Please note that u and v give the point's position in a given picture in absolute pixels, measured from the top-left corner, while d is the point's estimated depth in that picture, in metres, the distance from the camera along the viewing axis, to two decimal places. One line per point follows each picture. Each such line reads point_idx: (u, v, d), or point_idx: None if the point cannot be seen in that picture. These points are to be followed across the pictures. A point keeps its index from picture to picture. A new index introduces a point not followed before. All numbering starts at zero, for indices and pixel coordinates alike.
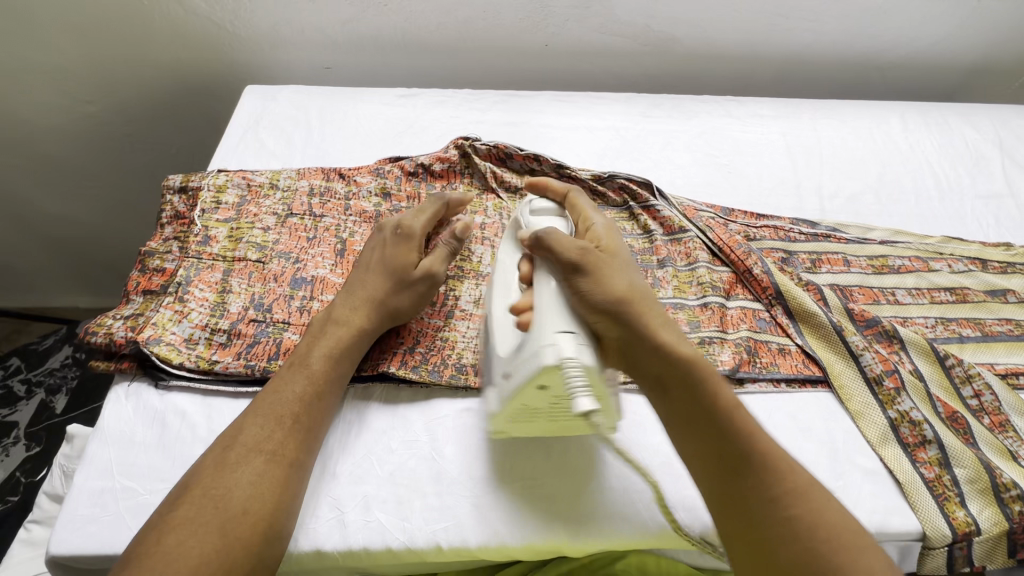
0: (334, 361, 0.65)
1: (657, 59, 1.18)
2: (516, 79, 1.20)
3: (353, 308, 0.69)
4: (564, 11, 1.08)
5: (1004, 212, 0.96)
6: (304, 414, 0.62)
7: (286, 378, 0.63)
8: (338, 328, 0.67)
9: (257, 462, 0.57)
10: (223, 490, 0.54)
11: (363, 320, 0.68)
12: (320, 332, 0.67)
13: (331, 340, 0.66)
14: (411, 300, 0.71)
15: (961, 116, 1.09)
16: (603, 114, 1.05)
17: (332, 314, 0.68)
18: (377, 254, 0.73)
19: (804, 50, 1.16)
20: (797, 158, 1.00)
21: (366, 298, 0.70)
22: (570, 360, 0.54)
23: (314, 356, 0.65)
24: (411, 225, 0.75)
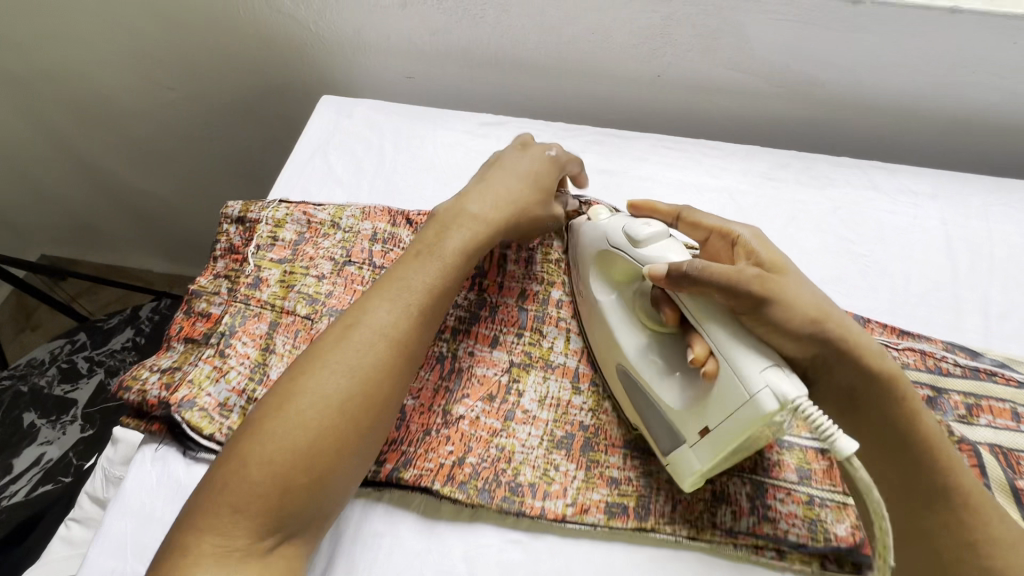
0: (466, 250, 0.67)
1: (788, 103, 0.98)
2: (615, 109, 1.05)
3: (489, 205, 0.71)
4: (687, 40, 0.91)
5: None
6: (418, 308, 0.62)
7: (403, 277, 0.63)
8: (470, 220, 0.69)
9: (361, 356, 0.57)
10: (324, 389, 0.55)
11: (499, 217, 0.71)
12: (448, 227, 0.68)
13: (466, 235, 0.68)
14: (540, 218, 0.74)
15: None
16: (716, 170, 0.89)
17: (467, 206, 0.70)
18: (520, 165, 0.76)
19: (984, 110, 0.93)
20: (958, 257, 0.80)
21: (507, 197, 0.72)
22: (795, 397, 0.49)
23: (443, 249, 0.66)
24: (561, 154, 0.79)
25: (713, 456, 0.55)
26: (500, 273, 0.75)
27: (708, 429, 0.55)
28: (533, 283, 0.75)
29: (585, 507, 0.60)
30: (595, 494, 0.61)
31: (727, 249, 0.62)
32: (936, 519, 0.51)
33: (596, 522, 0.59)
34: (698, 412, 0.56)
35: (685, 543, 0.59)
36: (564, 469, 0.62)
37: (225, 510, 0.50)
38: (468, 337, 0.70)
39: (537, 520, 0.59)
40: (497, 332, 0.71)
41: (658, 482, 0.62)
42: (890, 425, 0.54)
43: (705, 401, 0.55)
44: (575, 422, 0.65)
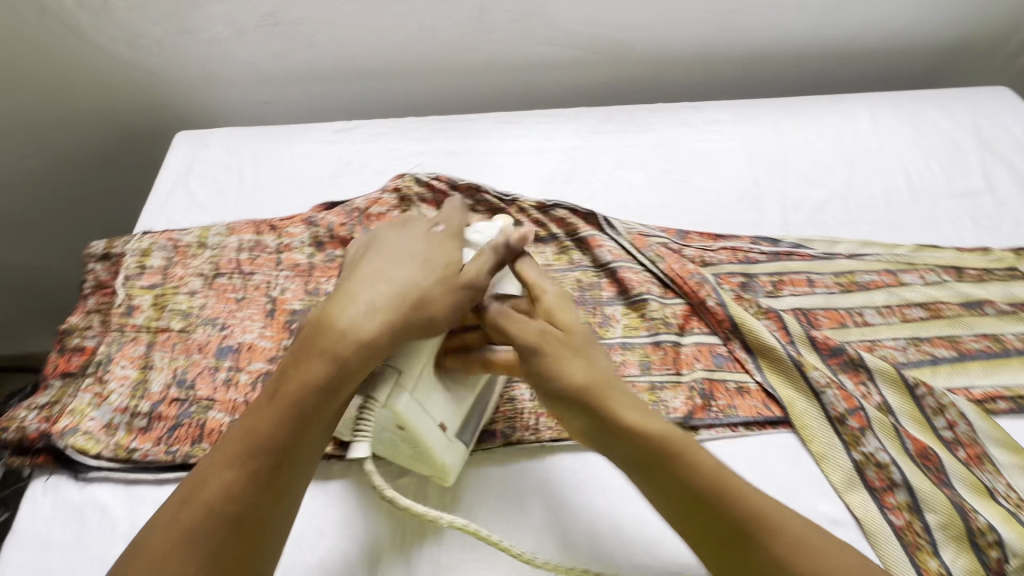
0: (344, 385, 0.52)
1: (609, 67, 1.11)
2: (464, 101, 1.14)
3: (369, 307, 0.54)
4: (505, 26, 1.01)
5: (980, 210, 0.89)
6: (286, 457, 0.50)
7: (262, 425, 0.50)
8: (349, 336, 0.52)
9: (217, 527, 0.46)
10: (181, 573, 0.44)
11: (388, 318, 0.54)
12: (306, 354, 0.52)
13: (332, 363, 0.51)
14: (453, 307, 0.57)
15: (934, 107, 1.03)
16: (550, 133, 1.00)
17: (349, 312, 0.53)
18: (406, 248, 0.60)
19: (766, 46, 1.09)
20: (757, 166, 0.95)
21: (394, 297, 0.55)
22: (376, 396, 0.55)
23: (304, 390, 0.51)
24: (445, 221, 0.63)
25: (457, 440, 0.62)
26: None
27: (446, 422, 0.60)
28: None
29: None
30: None
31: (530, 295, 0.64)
32: (756, 549, 0.47)
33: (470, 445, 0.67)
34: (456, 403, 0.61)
35: (551, 446, 0.67)
36: None
37: None
38: None
39: None
40: None
41: (522, 403, 0.70)
42: (681, 479, 0.51)
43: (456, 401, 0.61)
44: None
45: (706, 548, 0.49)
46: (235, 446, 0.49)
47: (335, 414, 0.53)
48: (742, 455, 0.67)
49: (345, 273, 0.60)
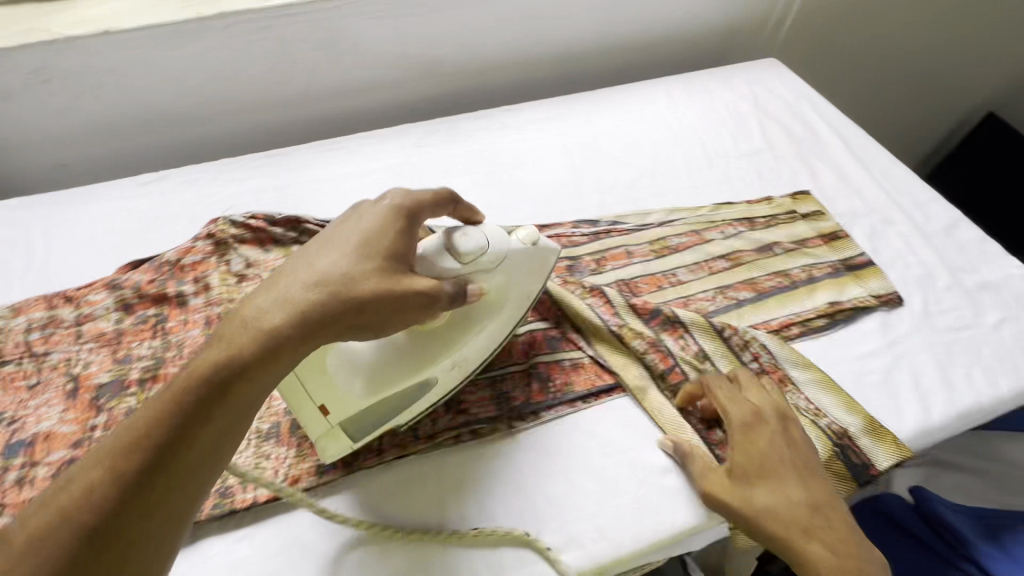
0: (239, 382, 0.46)
1: (429, 83, 1.13)
2: (289, 134, 1.12)
3: (278, 297, 0.50)
4: (310, 55, 1.00)
5: (763, 165, 1.01)
6: (167, 463, 0.42)
7: (142, 422, 0.43)
8: (257, 325, 0.48)
9: (72, 539, 0.39)
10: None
11: (301, 312, 0.49)
12: (208, 347, 0.47)
13: (235, 355, 0.46)
14: (385, 302, 0.53)
15: (719, 82, 1.16)
16: (375, 153, 1.00)
17: (266, 303, 0.49)
18: (352, 229, 0.56)
19: (570, 45, 1.16)
20: (574, 156, 1.01)
21: (320, 286, 0.50)
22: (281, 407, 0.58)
23: (191, 385, 0.44)
24: (402, 203, 0.58)
25: (335, 429, 0.63)
26: (183, 311, 0.77)
27: (325, 410, 0.62)
28: (215, 308, 0.77)
29: (296, 476, 0.65)
30: (307, 462, 0.66)
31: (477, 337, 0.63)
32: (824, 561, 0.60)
33: (311, 484, 0.64)
34: (345, 403, 0.61)
35: (398, 462, 0.67)
36: (276, 454, 0.66)
37: None
38: (157, 381, 0.71)
39: (256, 509, 0.63)
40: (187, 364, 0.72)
41: None
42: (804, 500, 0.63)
43: (346, 399, 0.61)
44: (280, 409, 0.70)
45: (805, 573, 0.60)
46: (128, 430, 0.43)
47: (230, 419, 0.45)
48: (583, 428, 0.70)
49: (297, 253, 0.55)
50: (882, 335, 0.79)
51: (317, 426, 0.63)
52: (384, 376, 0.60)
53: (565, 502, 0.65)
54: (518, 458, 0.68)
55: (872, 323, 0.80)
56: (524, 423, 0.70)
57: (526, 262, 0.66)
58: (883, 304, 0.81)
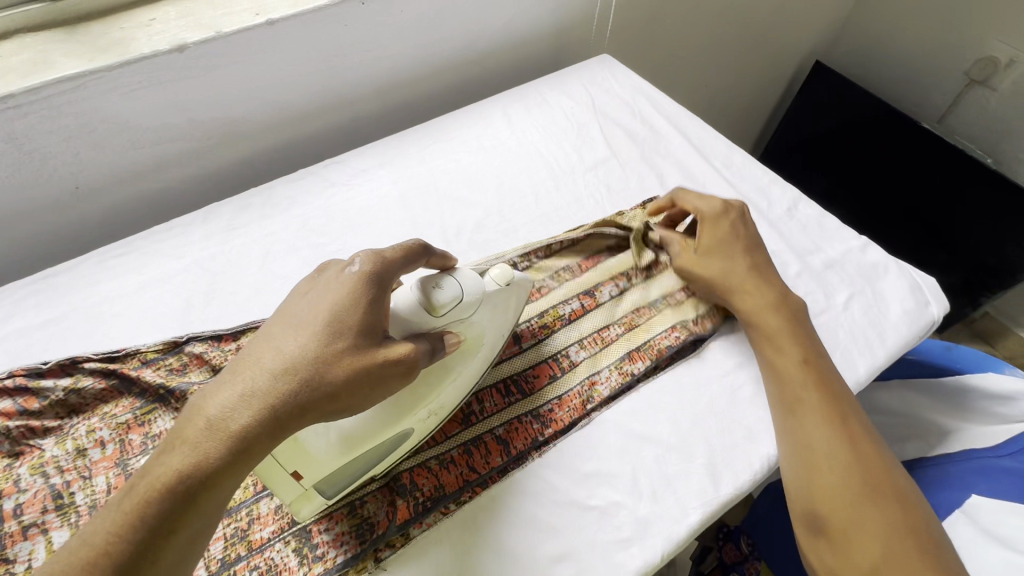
0: (204, 496, 0.45)
1: (234, 147, 0.98)
2: (71, 240, 0.92)
3: (242, 393, 0.47)
4: (62, 147, 0.82)
5: (611, 175, 0.97)
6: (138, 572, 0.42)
7: (107, 544, 0.42)
8: (221, 427, 0.46)
9: None
10: None
11: (269, 404, 0.47)
12: (171, 451, 0.45)
13: (199, 461, 0.45)
14: (359, 377, 0.50)
15: (554, 91, 1.11)
16: (177, 249, 0.84)
17: (232, 394, 0.47)
18: (316, 302, 0.53)
19: (389, 77, 1.06)
20: (413, 205, 0.92)
21: (289, 372, 0.48)
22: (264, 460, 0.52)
23: (153, 500, 0.43)
24: (372, 268, 0.54)
25: (309, 491, 0.56)
26: None
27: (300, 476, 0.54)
28: None
29: None
30: None
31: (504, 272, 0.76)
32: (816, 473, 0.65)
33: None
34: (320, 467, 0.54)
35: None
36: None
37: None
38: None
39: None
40: None
41: None
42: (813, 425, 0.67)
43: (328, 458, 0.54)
44: None
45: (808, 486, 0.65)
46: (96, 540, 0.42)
47: (198, 524, 0.46)
48: (460, 536, 0.62)
49: (259, 331, 0.52)
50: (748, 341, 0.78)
51: (289, 486, 0.55)
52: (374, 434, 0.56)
53: None
54: None
55: None
56: (393, 551, 0.60)
57: (501, 301, 0.65)
58: None
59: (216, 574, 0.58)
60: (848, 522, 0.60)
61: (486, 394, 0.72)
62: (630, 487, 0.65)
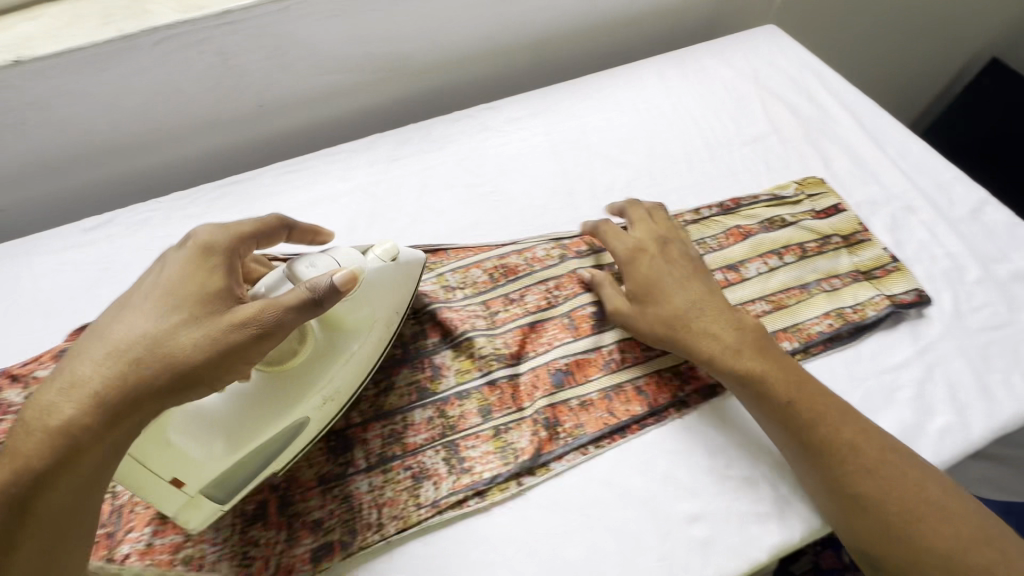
0: (56, 468, 0.42)
1: (396, 83, 1.02)
2: (248, 155, 1.01)
3: (111, 350, 0.46)
4: (257, 66, 0.89)
5: (770, 152, 0.93)
6: (27, 520, 0.41)
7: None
8: (89, 392, 0.43)
9: None
10: None
11: (92, 390, 0.44)
12: (22, 435, 0.42)
13: (24, 459, 0.41)
14: (224, 342, 0.47)
15: (714, 58, 1.06)
16: (344, 173, 0.90)
17: (78, 367, 0.45)
18: (162, 276, 0.51)
19: (548, 28, 1.05)
20: (563, 158, 0.92)
21: (116, 348, 0.46)
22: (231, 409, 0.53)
23: (37, 455, 0.42)
24: (199, 248, 0.53)
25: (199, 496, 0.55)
26: None
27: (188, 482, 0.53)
28: None
29: (290, 566, 0.58)
30: (300, 547, 0.59)
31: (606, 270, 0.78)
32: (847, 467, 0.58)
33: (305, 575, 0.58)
34: (208, 469, 0.52)
35: (398, 538, 0.60)
36: (265, 540, 0.60)
37: None
38: None
39: None
40: None
41: (359, 497, 0.62)
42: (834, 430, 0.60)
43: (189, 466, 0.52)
44: (266, 487, 0.63)
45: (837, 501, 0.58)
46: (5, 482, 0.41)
47: (100, 468, 0.44)
48: (597, 478, 0.64)
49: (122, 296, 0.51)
50: (912, 342, 0.73)
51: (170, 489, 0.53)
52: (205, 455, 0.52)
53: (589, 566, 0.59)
54: (531, 520, 0.61)
55: (900, 329, 0.74)
56: (534, 478, 0.63)
57: (389, 277, 0.63)
58: (910, 307, 0.75)
59: (376, 465, 0.64)
60: (923, 515, 0.55)
61: (627, 345, 0.73)
62: (772, 465, 0.65)
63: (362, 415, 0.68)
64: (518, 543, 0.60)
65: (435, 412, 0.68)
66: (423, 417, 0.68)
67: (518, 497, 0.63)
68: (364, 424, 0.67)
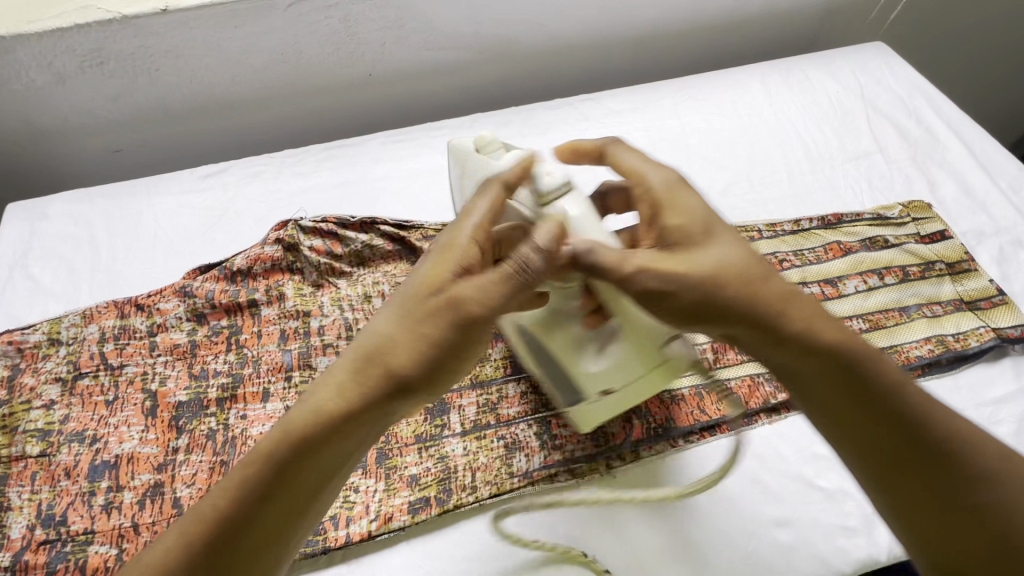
0: (355, 414, 0.48)
1: (500, 65, 1.03)
2: (350, 122, 1.05)
3: (405, 307, 0.49)
4: (376, 36, 0.91)
5: (875, 171, 0.92)
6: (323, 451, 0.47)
7: (218, 505, 0.45)
8: (386, 346, 0.49)
9: (261, 513, 0.46)
10: (246, 529, 0.45)
11: (409, 333, 0.49)
12: (324, 385, 0.49)
13: (320, 425, 0.47)
14: (476, 287, 0.49)
15: (820, 70, 1.05)
16: (447, 148, 0.92)
17: (377, 327, 0.49)
18: (462, 216, 0.54)
19: (655, 24, 1.05)
20: (663, 155, 0.93)
21: (410, 302, 0.49)
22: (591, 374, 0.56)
23: (336, 404, 0.47)
24: (496, 186, 0.55)
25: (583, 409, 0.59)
26: (256, 323, 0.73)
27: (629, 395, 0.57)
28: (289, 321, 0.73)
29: (389, 514, 0.61)
30: (397, 499, 0.62)
31: (643, 208, 0.56)
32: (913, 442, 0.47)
33: (402, 524, 0.61)
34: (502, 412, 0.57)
35: (491, 502, 0.63)
36: (365, 487, 0.63)
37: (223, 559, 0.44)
38: (237, 402, 0.67)
39: (347, 549, 0.60)
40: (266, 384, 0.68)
41: (455, 459, 0.65)
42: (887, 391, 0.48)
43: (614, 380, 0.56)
44: None
45: (915, 483, 0.46)
46: (308, 425, 0.47)
47: (376, 414, 0.49)
48: (684, 472, 0.65)
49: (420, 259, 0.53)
50: (1015, 379, 0.71)
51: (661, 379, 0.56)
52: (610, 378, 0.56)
53: (674, 552, 0.61)
54: (618, 504, 0.63)
55: (1002, 364, 0.72)
56: (622, 464, 0.65)
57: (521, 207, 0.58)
58: (1016, 343, 0.73)
59: (471, 431, 0.67)
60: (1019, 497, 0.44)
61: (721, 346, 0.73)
62: None
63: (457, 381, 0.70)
64: (605, 522, 0.62)
65: (528, 387, 0.70)
66: (516, 391, 0.70)
67: (605, 479, 0.65)
68: (460, 390, 0.69)
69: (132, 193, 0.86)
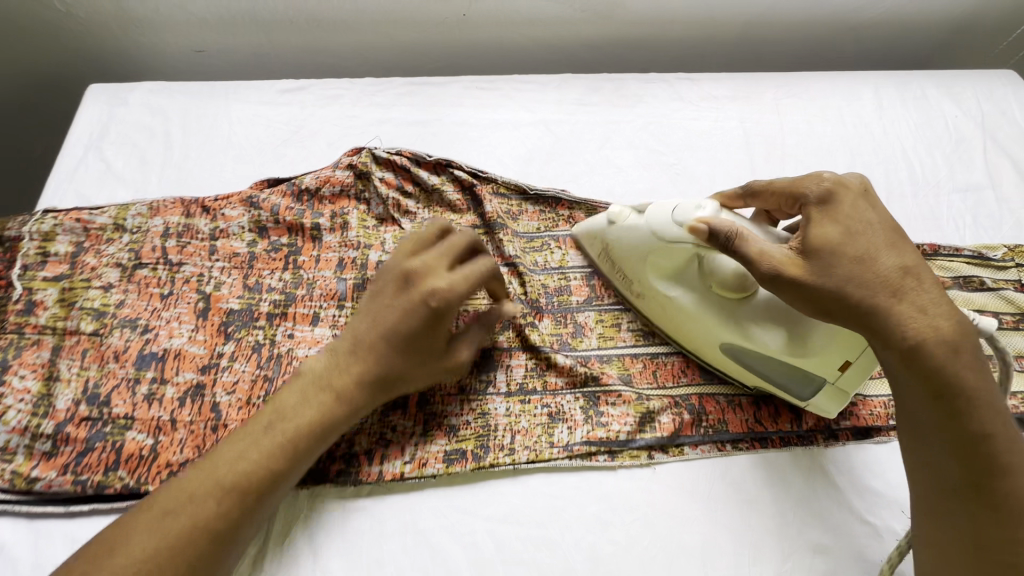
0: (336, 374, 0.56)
1: (598, 27, 0.98)
2: (433, 62, 1.01)
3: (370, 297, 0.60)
4: None
5: (981, 207, 0.85)
6: (299, 405, 0.54)
7: (221, 454, 0.51)
8: (357, 324, 0.58)
9: (232, 464, 0.50)
10: (230, 471, 0.50)
11: (371, 318, 0.58)
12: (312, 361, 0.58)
13: (320, 406, 0.54)
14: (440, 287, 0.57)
15: (941, 89, 0.96)
16: (531, 104, 0.89)
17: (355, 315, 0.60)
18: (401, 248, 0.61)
19: (769, 12, 0.98)
20: (755, 150, 0.87)
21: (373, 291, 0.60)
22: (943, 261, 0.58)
23: (319, 364, 0.57)
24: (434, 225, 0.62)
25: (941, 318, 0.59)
26: (316, 247, 0.71)
27: (852, 363, 0.57)
28: (349, 251, 0.71)
29: (423, 460, 0.60)
30: (434, 446, 0.61)
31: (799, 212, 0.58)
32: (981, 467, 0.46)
33: (435, 472, 0.60)
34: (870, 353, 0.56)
35: (525, 468, 0.61)
36: (402, 428, 0.62)
37: (226, 495, 0.49)
38: (286, 320, 0.66)
39: (376, 485, 0.59)
40: (317, 308, 0.67)
41: (496, 418, 0.63)
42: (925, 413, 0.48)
43: (819, 347, 0.57)
44: None
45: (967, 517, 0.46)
46: (297, 380, 0.56)
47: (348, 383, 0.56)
48: (726, 476, 0.62)
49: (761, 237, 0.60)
50: None
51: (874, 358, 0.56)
52: (823, 347, 0.57)
53: (701, 554, 0.58)
54: (653, 494, 0.61)
55: None
56: (665, 456, 0.63)
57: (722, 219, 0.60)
58: None
59: (515, 393, 0.65)
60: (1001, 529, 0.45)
61: None
62: None
63: (509, 341, 0.68)
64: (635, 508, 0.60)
65: (579, 361, 0.67)
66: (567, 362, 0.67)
67: (643, 469, 0.62)
68: (510, 351, 0.67)
69: (211, 95, 0.85)
